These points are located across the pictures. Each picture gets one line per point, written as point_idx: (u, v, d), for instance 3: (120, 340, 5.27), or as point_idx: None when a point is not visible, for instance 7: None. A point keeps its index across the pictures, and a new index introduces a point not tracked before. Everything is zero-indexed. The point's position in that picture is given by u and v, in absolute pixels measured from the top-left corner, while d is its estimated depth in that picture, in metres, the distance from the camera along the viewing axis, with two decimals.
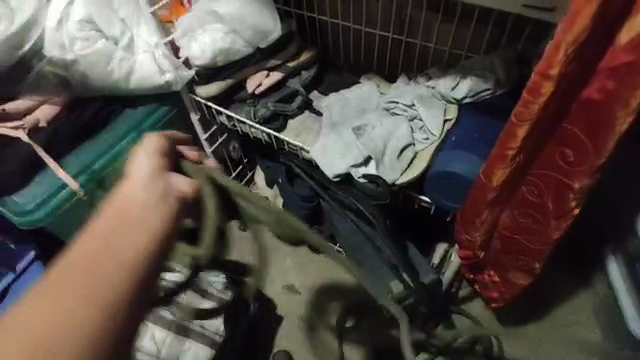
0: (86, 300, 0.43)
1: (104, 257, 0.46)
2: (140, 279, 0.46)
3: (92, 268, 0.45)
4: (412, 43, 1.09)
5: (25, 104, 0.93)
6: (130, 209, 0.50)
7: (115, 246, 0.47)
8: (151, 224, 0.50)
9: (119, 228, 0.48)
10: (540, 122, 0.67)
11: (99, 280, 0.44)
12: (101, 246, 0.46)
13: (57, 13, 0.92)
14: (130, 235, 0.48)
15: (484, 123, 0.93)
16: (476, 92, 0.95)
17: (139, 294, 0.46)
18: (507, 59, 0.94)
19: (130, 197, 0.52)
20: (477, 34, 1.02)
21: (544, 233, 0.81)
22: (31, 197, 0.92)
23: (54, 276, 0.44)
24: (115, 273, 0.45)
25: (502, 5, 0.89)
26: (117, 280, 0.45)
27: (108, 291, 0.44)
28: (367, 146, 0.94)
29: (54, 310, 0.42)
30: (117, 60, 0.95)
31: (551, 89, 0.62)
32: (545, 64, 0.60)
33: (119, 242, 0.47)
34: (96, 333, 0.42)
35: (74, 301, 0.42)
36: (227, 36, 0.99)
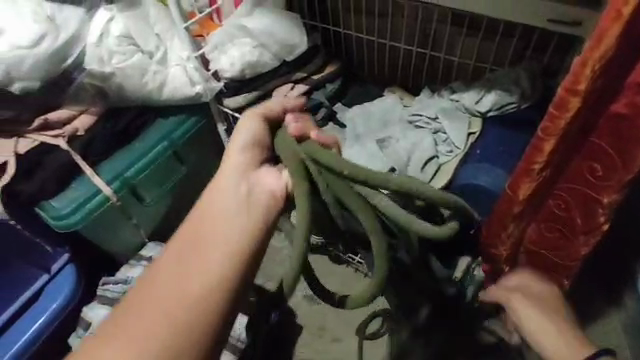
0: (189, 296, 0.58)
1: (200, 259, 0.60)
2: (237, 262, 0.61)
3: (193, 270, 0.59)
4: (436, 56, 1.10)
5: (65, 114, 0.98)
6: (219, 211, 0.64)
7: (209, 251, 0.61)
8: (240, 231, 0.63)
9: (215, 221, 0.63)
10: (567, 137, 0.67)
11: (194, 283, 0.58)
12: (196, 252, 0.61)
13: (97, 30, 0.98)
14: (221, 242, 0.61)
15: (509, 136, 0.93)
16: (501, 106, 0.95)
17: (238, 274, 0.61)
18: (532, 73, 0.95)
19: (226, 199, 0.65)
20: (501, 48, 1.03)
21: (572, 248, 0.80)
22: (67, 202, 0.97)
23: (163, 265, 0.61)
24: (207, 279, 0.59)
25: (528, 21, 0.90)
26: (206, 284, 0.58)
27: (204, 289, 0.58)
28: (391, 158, 0.96)
29: (167, 299, 0.57)
30: (152, 72, 1.00)
31: (578, 105, 0.61)
32: (572, 80, 0.60)
33: (221, 231, 0.62)
34: (199, 323, 0.57)
35: (185, 293, 0.58)
36: (255, 49, 1.03)
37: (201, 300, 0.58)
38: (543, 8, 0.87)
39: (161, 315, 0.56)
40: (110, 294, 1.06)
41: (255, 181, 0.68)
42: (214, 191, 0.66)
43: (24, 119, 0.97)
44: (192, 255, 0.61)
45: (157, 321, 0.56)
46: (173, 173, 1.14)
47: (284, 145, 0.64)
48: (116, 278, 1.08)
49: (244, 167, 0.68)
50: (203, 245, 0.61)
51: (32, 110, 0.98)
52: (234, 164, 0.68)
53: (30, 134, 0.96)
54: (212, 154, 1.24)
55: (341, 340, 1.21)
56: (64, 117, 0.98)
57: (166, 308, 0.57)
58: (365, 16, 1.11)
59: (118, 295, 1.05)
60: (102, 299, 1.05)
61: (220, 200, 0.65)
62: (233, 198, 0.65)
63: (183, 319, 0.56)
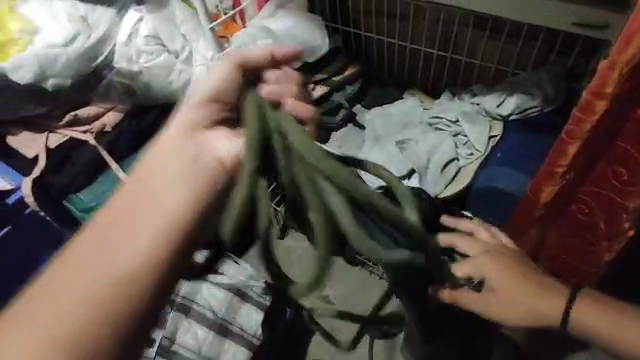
0: (112, 271, 0.48)
1: (132, 228, 0.51)
2: (176, 232, 0.52)
3: (122, 240, 0.50)
4: (457, 59, 1.10)
5: (94, 110, 1.02)
6: (160, 174, 0.55)
7: (141, 218, 0.51)
8: (184, 197, 0.54)
9: (152, 185, 0.54)
10: (592, 141, 0.67)
11: (119, 255, 0.49)
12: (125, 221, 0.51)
13: (127, 30, 1.02)
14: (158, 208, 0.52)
15: (531, 140, 0.92)
16: (523, 109, 0.95)
17: (176, 244, 0.51)
18: (556, 76, 0.94)
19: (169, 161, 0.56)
20: (524, 51, 1.02)
21: (594, 254, 0.79)
22: (92, 196, 1.00)
23: (87, 232, 0.51)
24: (136, 252, 0.49)
25: (553, 24, 0.89)
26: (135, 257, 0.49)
27: (132, 263, 0.48)
28: (411, 159, 0.96)
29: (83, 275, 0.47)
30: (177, 72, 1.03)
31: (603, 108, 0.62)
32: (599, 83, 0.61)
33: (155, 197, 0.53)
34: (124, 299, 0.47)
35: (109, 267, 0.48)
36: (277, 50, 1.04)
37: (126, 278, 0.48)
38: (569, 11, 0.86)
39: (76, 292, 0.47)
40: None
41: (206, 140, 0.59)
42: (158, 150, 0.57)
43: (56, 116, 1.01)
44: (122, 223, 0.51)
45: (68, 300, 0.46)
46: None
47: (250, 106, 0.44)
48: None
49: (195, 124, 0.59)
50: (138, 213, 0.52)
51: (62, 107, 1.01)
52: (186, 120, 0.59)
53: (61, 130, 1.00)
54: None
55: (355, 341, 1.21)
56: (93, 113, 1.02)
57: (84, 286, 0.47)
58: (386, 18, 1.12)
59: None
60: None
61: (162, 163, 0.56)
62: (175, 158, 0.56)
63: (100, 297, 0.47)
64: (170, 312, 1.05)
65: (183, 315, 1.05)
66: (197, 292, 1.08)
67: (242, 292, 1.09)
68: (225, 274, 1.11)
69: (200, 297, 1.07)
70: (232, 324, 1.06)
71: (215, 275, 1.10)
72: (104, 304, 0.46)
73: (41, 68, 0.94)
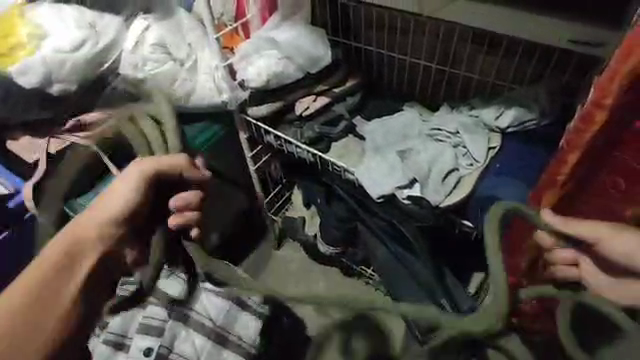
0: (40, 301, 0.63)
1: (57, 285, 0.65)
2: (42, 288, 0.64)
3: (54, 287, 0.65)
4: (455, 73, 1.13)
5: (96, 115, 1.03)
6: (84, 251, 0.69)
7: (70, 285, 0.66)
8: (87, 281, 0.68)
9: (52, 267, 0.66)
10: (592, 152, 0.71)
11: (50, 294, 0.64)
12: (65, 272, 0.66)
13: (134, 37, 1.03)
14: (86, 279, 0.68)
15: (529, 151, 0.96)
16: (520, 122, 0.98)
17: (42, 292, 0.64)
18: (551, 91, 0.98)
19: (77, 247, 0.69)
20: (521, 67, 1.05)
21: None
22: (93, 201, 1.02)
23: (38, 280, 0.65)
24: (65, 302, 0.65)
25: (550, 40, 0.92)
26: (65, 306, 0.65)
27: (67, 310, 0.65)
28: (412, 168, 0.98)
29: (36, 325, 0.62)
30: (181, 80, 1.04)
31: (603, 118, 0.66)
32: (600, 94, 0.65)
33: (69, 274, 0.67)
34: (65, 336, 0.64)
35: (35, 318, 0.62)
36: (280, 61, 1.05)
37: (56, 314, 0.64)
38: (564, 29, 0.90)
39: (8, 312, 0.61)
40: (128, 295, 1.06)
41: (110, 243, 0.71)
42: (85, 222, 0.71)
43: (59, 121, 1.04)
44: (67, 269, 0.67)
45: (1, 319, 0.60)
46: None
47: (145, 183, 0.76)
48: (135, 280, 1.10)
49: (111, 229, 0.72)
50: (64, 270, 0.66)
51: (67, 112, 1.04)
52: (118, 209, 0.72)
53: (62, 135, 1.01)
54: (233, 161, 1.25)
55: None
56: (94, 117, 1.03)
57: (11, 310, 0.61)
58: (386, 31, 1.15)
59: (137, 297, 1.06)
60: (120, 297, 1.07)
61: (89, 238, 0.70)
62: (90, 248, 0.70)
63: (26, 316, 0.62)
64: (169, 321, 1.03)
65: (182, 324, 1.03)
66: (195, 300, 1.05)
67: (241, 300, 1.07)
68: None
69: (200, 305, 1.05)
70: (230, 333, 1.05)
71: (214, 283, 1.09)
72: (40, 325, 0.62)
73: (46, 74, 0.97)
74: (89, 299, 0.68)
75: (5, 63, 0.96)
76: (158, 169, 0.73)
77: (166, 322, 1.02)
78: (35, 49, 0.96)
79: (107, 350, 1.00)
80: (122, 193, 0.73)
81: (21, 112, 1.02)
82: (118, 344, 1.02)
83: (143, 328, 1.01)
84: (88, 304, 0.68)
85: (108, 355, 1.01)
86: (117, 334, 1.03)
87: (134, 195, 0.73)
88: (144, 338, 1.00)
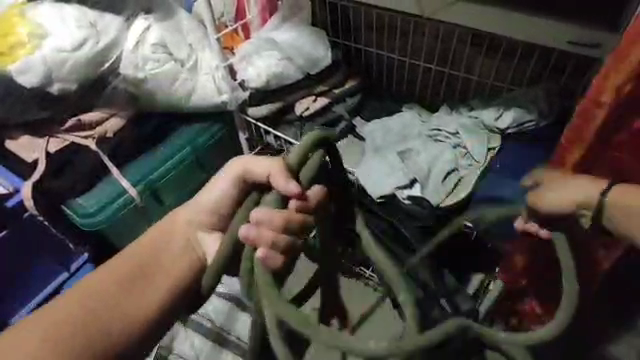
0: (145, 298, 0.65)
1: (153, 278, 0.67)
2: (167, 277, 0.67)
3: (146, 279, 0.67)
4: (454, 75, 1.14)
5: (96, 115, 1.03)
6: (162, 244, 0.70)
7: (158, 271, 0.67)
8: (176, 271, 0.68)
9: (154, 252, 0.69)
10: (592, 151, 0.71)
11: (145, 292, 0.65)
12: (166, 263, 0.69)
13: (134, 37, 1.03)
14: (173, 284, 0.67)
15: (526, 152, 0.97)
16: (519, 123, 0.98)
17: (139, 270, 0.67)
18: (550, 92, 0.98)
19: (167, 248, 0.70)
20: (519, 69, 1.06)
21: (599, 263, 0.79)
22: (93, 202, 1.02)
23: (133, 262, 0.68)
24: (155, 300, 0.65)
25: (545, 41, 0.94)
26: (169, 279, 0.67)
27: (156, 294, 0.66)
28: (412, 169, 0.98)
29: (90, 318, 0.61)
30: (181, 80, 1.05)
31: (601, 117, 0.67)
32: (596, 92, 0.66)
33: (157, 259, 0.68)
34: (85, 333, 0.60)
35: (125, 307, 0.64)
36: (281, 61, 1.05)
37: (142, 298, 0.65)
38: (562, 32, 0.91)
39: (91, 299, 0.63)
40: None
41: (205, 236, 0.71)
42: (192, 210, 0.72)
43: (58, 121, 1.03)
44: (148, 260, 0.68)
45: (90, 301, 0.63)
46: (194, 180, 1.18)
47: (293, 160, 0.58)
48: None
49: (204, 221, 0.72)
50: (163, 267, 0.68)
51: (66, 112, 1.04)
52: (195, 214, 0.72)
53: (61, 134, 1.01)
54: (232, 161, 1.25)
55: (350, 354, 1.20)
56: (93, 117, 1.03)
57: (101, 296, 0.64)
58: (386, 33, 1.15)
59: None
60: None
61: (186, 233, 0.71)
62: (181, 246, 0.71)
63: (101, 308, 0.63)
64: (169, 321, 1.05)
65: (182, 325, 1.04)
66: None
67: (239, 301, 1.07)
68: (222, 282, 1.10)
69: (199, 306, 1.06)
70: (230, 334, 1.05)
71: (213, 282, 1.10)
72: (90, 329, 0.61)
73: (46, 74, 0.96)
74: (153, 312, 0.65)
75: (5, 62, 0.96)
76: (271, 173, 0.60)
77: None
78: (35, 49, 0.96)
79: None
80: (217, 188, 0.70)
81: (20, 112, 1.01)
82: None
83: None
84: (164, 308, 0.66)
85: None
86: None
87: (228, 191, 0.69)
88: None
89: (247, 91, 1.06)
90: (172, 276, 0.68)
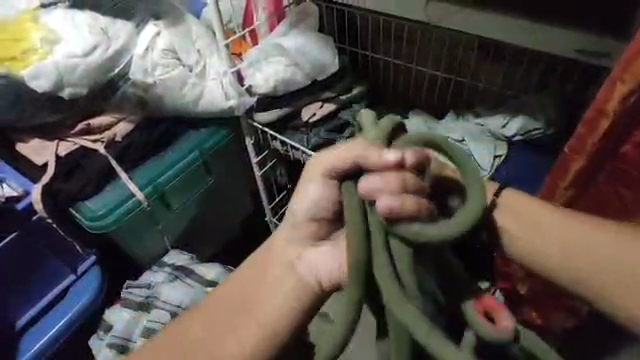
0: (258, 321, 0.64)
1: (254, 303, 0.66)
2: (290, 311, 0.65)
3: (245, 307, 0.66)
4: (462, 81, 1.13)
5: (105, 120, 1.05)
6: (274, 258, 0.68)
7: (271, 297, 0.65)
8: (289, 305, 0.65)
9: (267, 269, 0.68)
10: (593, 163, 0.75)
11: (245, 319, 0.65)
12: (259, 284, 0.67)
13: (145, 43, 1.05)
14: (276, 290, 0.66)
15: (532, 162, 1.00)
16: (527, 131, 1.00)
17: (253, 293, 0.67)
18: (557, 100, 0.99)
19: (254, 271, 0.68)
20: (527, 78, 1.06)
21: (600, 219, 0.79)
22: (100, 205, 1.03)
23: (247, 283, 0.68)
24: (263, 319, 0.64)
25: (556, 50, 0.93)
26: (279, 312, 0.64)
27: (268, 322, 0.64)
28: None
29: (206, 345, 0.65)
30: (190, 85, 1.06)
31: (606, 125, 0.69)
32: (601, 99, 0.68)
33: (270, 282, 0.67)
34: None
35: (232, 343, 0.64)
36: (288, 68, 1.06)
37: (257, 324, 0.64)
38: (570, 40, 0.91)
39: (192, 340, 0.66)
40: (134, 296, 1.11)
41: (303, 253, 0.66)
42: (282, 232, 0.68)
43: (68, 125, 1.05)
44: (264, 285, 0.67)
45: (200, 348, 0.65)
46: (200, 183, 1.18)
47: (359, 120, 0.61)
48: (140, 283, 1.14)
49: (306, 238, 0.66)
50: (266, 288, 0.66)
51: (76, 116, 1.06)
52: (284, 267, 0.67)
53: (72, 138, 1.03)
54: (238, 166, 1.27)
55: None
56: (102, 122, 1.04)
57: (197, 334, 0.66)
58: (394, 41, 1.17)
59: (142, 300, 1.11)
60: (125, 301, 1.11)
61: (280, 258, 0.67)
62: (277, 268, 0.67)
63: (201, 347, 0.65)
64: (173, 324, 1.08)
65: None
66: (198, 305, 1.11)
67: None
68: None
69: None
70: None
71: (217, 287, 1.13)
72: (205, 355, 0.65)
73: (57, 79, 0.98)
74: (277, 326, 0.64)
75: (18, 68, 0.97)
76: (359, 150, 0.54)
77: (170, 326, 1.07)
78: (49, 54, 0.98)
79: (111, 353, 1.05)
80: (310, 194, 0.63)
81: (28, 116, 1.03)
82: (122, 347, 1.05)
83: (147, 331, 1.06)
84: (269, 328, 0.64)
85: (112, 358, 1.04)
86: (122, 336, 1.06)
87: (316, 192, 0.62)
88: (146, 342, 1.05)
89: (255, 97, 1.07)
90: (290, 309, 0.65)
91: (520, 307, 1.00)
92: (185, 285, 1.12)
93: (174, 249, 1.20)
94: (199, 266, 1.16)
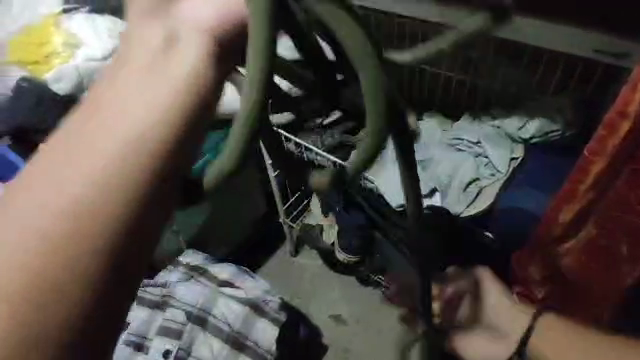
0: (93, 173, 0.41)
1: (76, 162, 0.42)
2: (154, 143, 0.43)
3: (55, 179, 0.41)
4: (478, 83, 1.11)
5: None
6: (114, 86, 0.46)
7: (107, 128, 0.43)
8: (140, 129, 0.44)
9: (96, 104, 0.45)
10: (613, 167, 0.73)
11: (71, 186, 0.41)
12: (89, 128, 0.44)
13: None
14: (118, 116, 0.44)
15: (549, 163, 0.98)
16: (544, 133, 0.98)
17: (76, 137, 0.43)
18: (578, 100, 0.96)
19: (80, 113, 0.45)
20: (545, 79, 1.04)
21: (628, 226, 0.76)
22: None
23: (67, 137, 0.44)
24: (106, 163, 0.42)
25: (574, 51, 0.92)
26: (136, 143, 0.43)
27: (115, 161, 0.42)
28: (432, 178, 1.01)
29: (13, 250, 0.38)
30: None
31: (626, 128, 0.68)
32: (622, 102, 0.67)
33: (106, 113, 0.44)
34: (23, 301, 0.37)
35: (58, 212, 0.40)
36: None
37: (103, 173, 0.41)
38: (589, 40, 0.88)
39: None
40: (149, 296, 1.12)
41: (161, 67, 0.47)
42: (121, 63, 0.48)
43: None
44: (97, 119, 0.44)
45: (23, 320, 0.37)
46: None
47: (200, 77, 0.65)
48: (155, 283, 1.15)
49: (158, 54, 0.48)
50: (98, 119, 0.44)
51: None
52: (135, 74, 0.47)
53: None
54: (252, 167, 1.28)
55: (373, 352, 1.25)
56: None
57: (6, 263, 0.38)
58: (409, 41, 1.15)
59: (157, 299, 1.12)
60: (141, 301, 1.12)
61: (126, 86, 0.46)
62: (112, 93, 0.45)
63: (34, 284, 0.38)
64: (188, 323, 1.09)
65: (200, 328, 1.09)
66: (214, 305, 1.12)
67: (258, 306, 1.13)
68: (242, 288, 1.15)
69: (217, 310, 1.11)
70: (248, 339, 1.10)
71: (233, 288, 1.15)
72: (40, 281, 0.38)
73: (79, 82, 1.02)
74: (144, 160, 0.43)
75: (41, 71, 1.02)
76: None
77: (185, 325, 1.09)
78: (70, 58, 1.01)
79: (127, 351, 1.05)
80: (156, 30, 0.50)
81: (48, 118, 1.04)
82: (138, 345, 1.06)
83: (162, 330, 1.08)
84: (130, 176, 0.42)
85: (128, 355, 1.05)
86: (137, 335, 1.08)
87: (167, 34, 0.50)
88: (163, 340, 1.07)
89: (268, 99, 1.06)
90: (146, 133, 0.43)
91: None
92: (199, 285, 1.14)
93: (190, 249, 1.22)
94: (214, 267, 1.18)
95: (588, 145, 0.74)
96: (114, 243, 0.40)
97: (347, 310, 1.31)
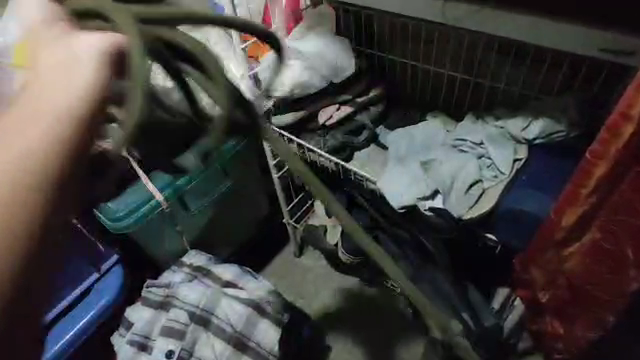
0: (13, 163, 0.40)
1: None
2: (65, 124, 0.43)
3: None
4: (481, 83, 1.11)
5: None
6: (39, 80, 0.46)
7: (34, 116, 0.43)
8: (52, 111, 0.43)
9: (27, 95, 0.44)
10: (616, 171, 0.72)
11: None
12: None
13: None
14: (32, 103, 0.44)
15: (552, 163, 0.96)
16: (548, 133, 0.97)
17: None
18: (581, 100, 0.95)
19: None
20: (548, 79, 1.03)
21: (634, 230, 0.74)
22: (124, 206, 1.06)
23: None
24: (29, 146, 0.41)
25: (578, 50, 0.90)
26: (61, 128, 0.43)
27: (40, 143, 0.41)
28: (435, 180, 0.99)
29: None
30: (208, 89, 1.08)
31: (629, 132, 0.67)
32: (626, 104, 0.65)
33: (31, 103, 0.44)
34: None
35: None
36: (305, 71, 1.05)
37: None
38: (592, 40, 0.87)
39: None
40: (153, 296, 1.14)
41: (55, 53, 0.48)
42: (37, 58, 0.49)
43: None
44: None
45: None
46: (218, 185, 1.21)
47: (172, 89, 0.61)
48: (159, 283, 1.17)
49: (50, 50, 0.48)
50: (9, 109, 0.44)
51: None
52: (47, 64, 0.47)
53: None
54: (255, 169, 1.28)
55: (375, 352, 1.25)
56: None
57: None
58: (411, 42, 1.15)
59: (161, 299, 1.13)
60: (146, 301, 1.13)
61: (45, 78, 0.46)
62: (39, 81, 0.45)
63: None
64: (191, 324, 1.09)
65: (202, 328, 1.10)
66: (217, 305, 1.12)
67: (261, 307, 1.13)
68: (245, 288, 1.15)
69: (220, 311, 1.12)
70: (250, 339, 1.11)
71: (235, 289, 1.15)
72: None
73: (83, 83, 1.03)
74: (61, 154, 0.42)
75: None
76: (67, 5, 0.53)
77: (187, 326, 1.09)
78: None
79: (131, 351, 1.06)
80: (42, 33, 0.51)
81: None
82: (141, 345, 1.08)
83: (166, 331, 1.08)
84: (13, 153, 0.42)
85: (132, 354, 1.07)
86: (141, 335, 1.09)
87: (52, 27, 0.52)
88: (166, 341, 1.06)
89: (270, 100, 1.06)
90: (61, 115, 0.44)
91: (542, 315, 1.01)
92: (202, 286, 1.14)
93: (194, 249, 1.23)
94: (217, 267, 1.19)
95: (591, 147, 0.73)
96: (41, 229, 0.40)
97: (351, 311, 1.31)
